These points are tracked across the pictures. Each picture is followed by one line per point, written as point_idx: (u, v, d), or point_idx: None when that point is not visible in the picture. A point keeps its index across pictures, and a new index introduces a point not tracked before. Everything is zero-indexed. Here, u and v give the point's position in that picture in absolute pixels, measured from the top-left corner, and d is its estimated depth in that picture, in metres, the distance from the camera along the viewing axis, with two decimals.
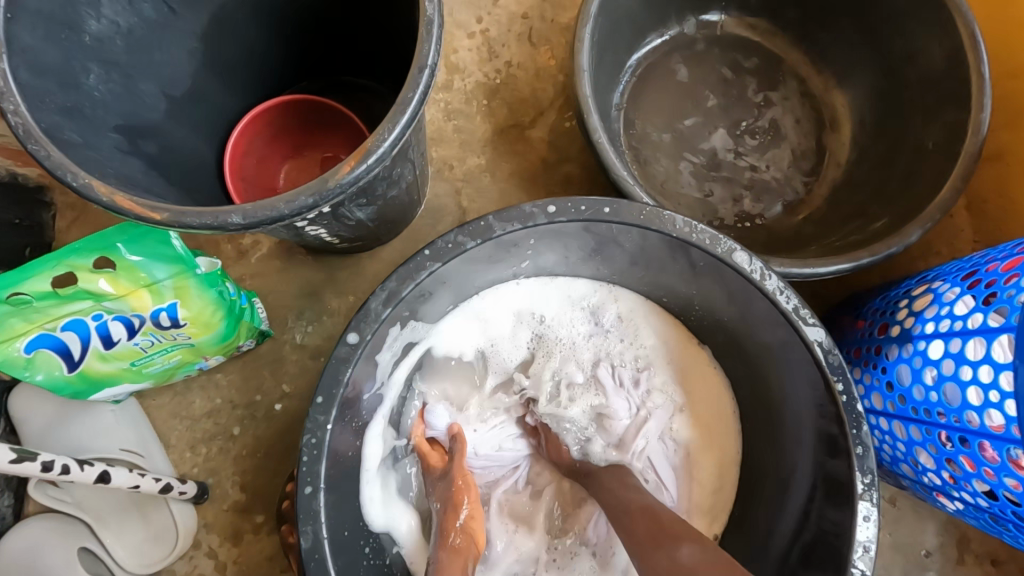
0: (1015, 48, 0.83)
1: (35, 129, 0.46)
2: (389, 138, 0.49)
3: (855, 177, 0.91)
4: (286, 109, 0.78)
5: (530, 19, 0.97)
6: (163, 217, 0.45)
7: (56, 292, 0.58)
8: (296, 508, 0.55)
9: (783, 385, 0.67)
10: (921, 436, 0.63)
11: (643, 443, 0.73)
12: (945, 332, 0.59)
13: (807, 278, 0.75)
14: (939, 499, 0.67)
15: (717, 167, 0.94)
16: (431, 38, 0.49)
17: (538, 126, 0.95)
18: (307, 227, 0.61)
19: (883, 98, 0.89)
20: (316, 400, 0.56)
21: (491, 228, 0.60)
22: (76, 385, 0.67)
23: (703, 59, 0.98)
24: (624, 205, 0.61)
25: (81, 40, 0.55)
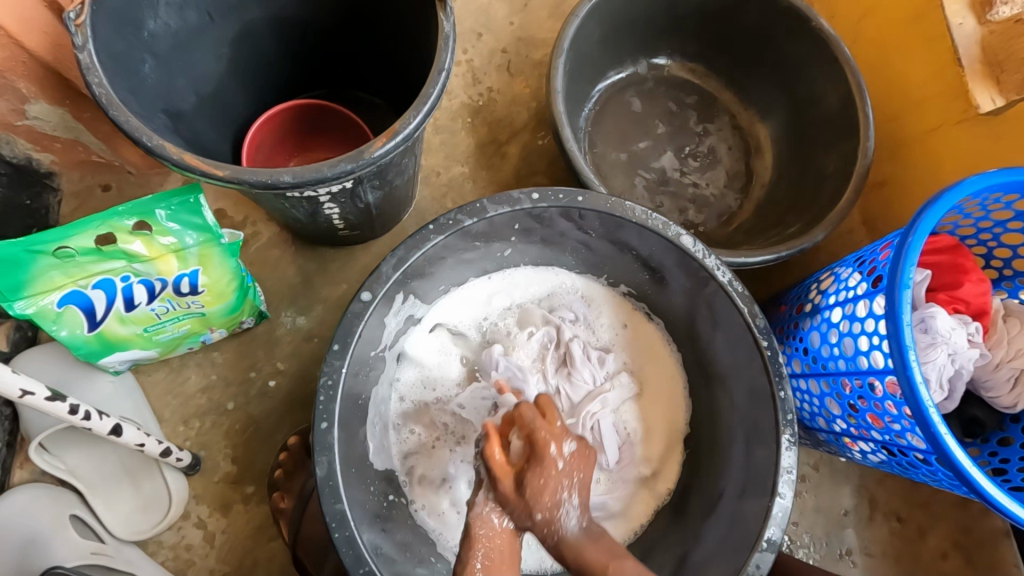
0: (892, 97, 1.05)
1: (114, 98, 0.55)
2: (413, 123, 0.60)
3: (776, 194, 1.09)
4: (299, 112, 0.88)
5: (508, 54, 1.13)
6: (223, 174, 0.55)
7: (97, 249, 0.64)
8: (312, 440, 0.62)
9: (722, 351, 0.81)
10: (829, 388, 0.78)
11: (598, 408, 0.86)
12: (843, 300, 0.75)
13: (740, 267, 0.91)
14: (848, 446, 0.81)
15: (666, 183, 1.11)
16: (448, 49, 0.62)
17: (514, 142, 1.10)
18: (326, 204, 0.71)
19: (795, 132, 1.09)
20: (333, 347, 0.65)
21: (485, 209, 0.72)
22: (92, 345, 0.72)
23: (653, 95, 1.16)
24: (595, 195, 0.75)
25: (140, 34, 0.65)
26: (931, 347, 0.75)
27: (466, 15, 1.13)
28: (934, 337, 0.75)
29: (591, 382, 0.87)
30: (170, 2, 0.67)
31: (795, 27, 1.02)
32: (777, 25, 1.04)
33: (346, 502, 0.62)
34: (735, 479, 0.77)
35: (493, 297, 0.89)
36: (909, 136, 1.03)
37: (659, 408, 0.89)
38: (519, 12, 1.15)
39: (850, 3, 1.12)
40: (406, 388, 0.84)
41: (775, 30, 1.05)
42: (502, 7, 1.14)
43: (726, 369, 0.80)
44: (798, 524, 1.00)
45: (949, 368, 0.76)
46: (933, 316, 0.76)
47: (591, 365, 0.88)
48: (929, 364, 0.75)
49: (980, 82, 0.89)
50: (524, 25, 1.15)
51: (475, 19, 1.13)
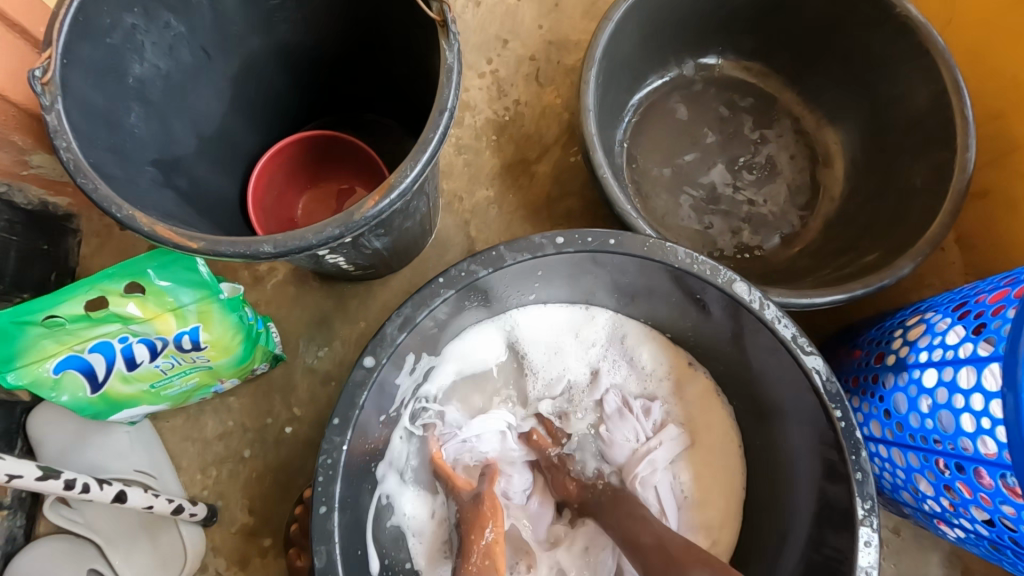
0: (997, 92, 0.87)
1: (84, 164, 0.50)
2: (410, 175, 0.52)
3: (850, 211, 0.94)
4: (308, 144, 0.82)
5: (537, 61, 1.03)
6: (199, 246, 0.49)
7: (88, 315, 0.61)
8: (311, 528, 0.56)
9: (783, 411, 0.69)
10: (920, 463, 0.64)
11: (647, 470, 0.76)
12: (938, 361, 0.62)
13: (805, 308, 0.77)
14: (941, 527, 0.67)
15: (717, 201, 0.98)
16: (451, 84, 0.53)
17: (544, 160, 1.00)
18: (327, 255, 0.64)
19: (874, 137, 0.93)
20: (333, 421, 0.58)
21: (502, 257, 0.63)
22: (98, 406, 0.69)
23: (701, 99, 1.03)
24: (629, 237, 0.64)
25: (125, 81, 0.60)
26: None
27: (491, 21, 1.04)
28: None
29: (634, 436, 0.78)
30: (157, 41, 0.62)
31: (875, 16, 0.86)
32: (852, 13, 0.89)
33: None
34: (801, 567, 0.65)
35: (515, 339, 0.80)
36: (1019, 139, 0.85)
37: (710, 469, 0.78)
38: (549, 13, 1.04)
39: None
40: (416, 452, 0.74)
41: (848, 19, 0.90)
42: (531, 10, 1.04)
43: (792, 434, 0.68)
44: None
45: None
46: None
47: (634, 417, 0.78)
48: None
49: None
50: (555, 28, 1.04)
51: (500, 25, 1.03)
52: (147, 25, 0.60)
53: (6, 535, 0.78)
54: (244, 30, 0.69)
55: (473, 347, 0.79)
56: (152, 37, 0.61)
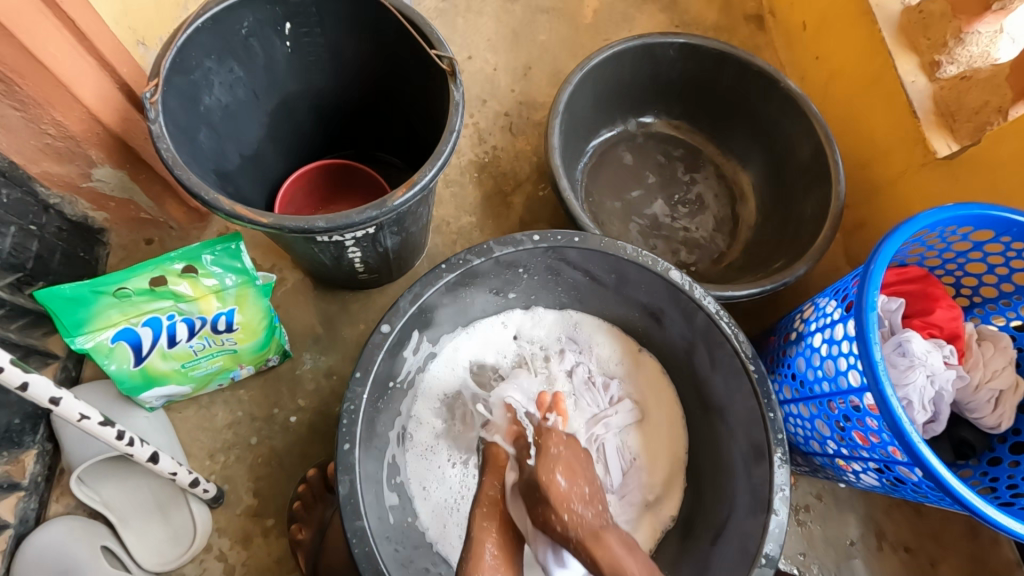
0: (859, 145, 1.16)
1: (179, 160, 0.65)
2: (428, 175, 0.70)
3: (761, 235, 1.18)
4: (325, 170, 0.99)
5: (510, 116, 1.26)
6: (267, 221, 0.64)
7: (150, 290, 0.73)
8: (336, 460, 0.68)
9: (713, 377, 0.86)
10: (818, 410, 0.82)
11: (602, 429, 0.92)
12: (823, 326, 0.82)
13: (727, 301, 0.98)
14: (842, 468, 0.84)
15: (658, 228, 1.20)
16: (458, 113, 0.73)
17: (518, 193, 1.20)
18: (350, 247, 0.80)
19: (775, 178, 1.19)
20: (356, 374, 0.71)
21: (492, 249, 0.80)
22: (136, 379, 0.79)
23: (643, 149, 1.28)
24: (590, 236, 0.83)
25: (198, 109, 0.76)
26: (910, 369, 0.80)
27: (472, 85, 1.27)
28: (911, 359, 0.81)
29: (593, 408, 0.94)
30: (223, 81, 0.80)
31: (765, 88, 1.14)
32: (749, 86, 1.17)
33: (366, 519, 0.67)
34: (734, 499, 0.80)
35: (487, 335, 0.95)
36: (877, 180, 1.12)
37: (660, 437, 0.93)
38: (519, 80, 1.29)
39: (817, 65, 1.25)
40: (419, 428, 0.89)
41: (747, 90, 1.18)
42: (505, 77, 1.29)
43: (722, 392, 0.84)
44: (806, 555, 1.01)
45: (929, 389, 0.81)
46: (908, 339, 0.81)
47: (593, 392, 0.95)
48: (910, 386, 0.80)
49: (935, 130, 1.00)
50: (525, 92, 1.28)
51: (480, 88, 1.27)
52: (218, 69, 0.78)
53: (20, 516, 0.83)
54: (286, 78, 0.88)
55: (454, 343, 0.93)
56: (220, 78, 0.79)
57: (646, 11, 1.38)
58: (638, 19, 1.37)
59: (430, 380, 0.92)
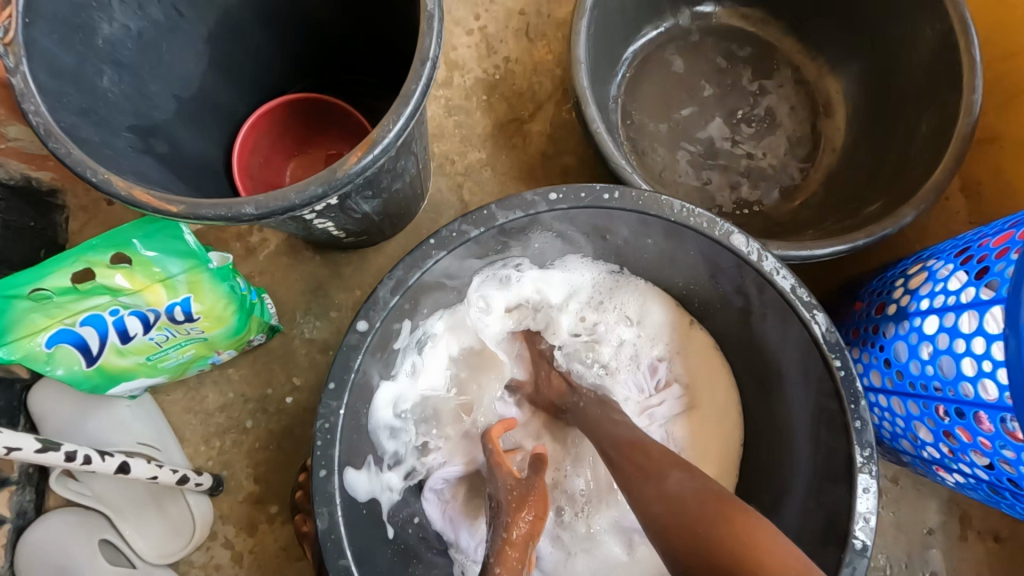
0: (1005, 30, 0.84)
1: (54, 128, 0.48)
2: (394, 129, 0.50)
3: (850, 162, 0.92)
4: (290, 107, 0.79)
5: (527, 15, 0.99)
6: (178, 209, 0.48)
7: (75, 288, 0.61)
8: (311, 490, 0.56)
9: (783, 366, 0.68)
10: (919, 411, 0.64)
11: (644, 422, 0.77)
12: (940, 307, 0.61)
13: (803, 261, 0.76)
14: (939, 473, 0.68)
15: (715, 156, 0.96)
16: (432, 32, 0.51)
17: (537, 119, 0.97)
18: (315, 220, 0.62)
19: (878, 82, 0.90)
20: (328, 386, 0.58)
21: (494, 216, 0.62)
22: (95, 379, 0.69)
23: (698, 50, 0.99)
24: (623, 191, 0.63)
25: (94, 43, 0.58)
26: None
27: None
28: None
29: (635, 392, 0.77)
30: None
31: None
32: None
33: (351, 556, 0.57)
34: (798, 515, 0.65)
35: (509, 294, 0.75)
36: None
37: (710, 427, 0.78)
38: None
39: None
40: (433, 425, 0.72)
41: None
42: None
43: (791, 385, 0.67)
44: (873, 544, 0.88)
45: None
46: None
47: (636, 373, 0.77)
48: None
49: None
50: None
51: None
52: None
53: (16, 509, 0.79)
54: None
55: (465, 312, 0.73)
56: None
57: None
58: None
59: (441, 354, 0.74)
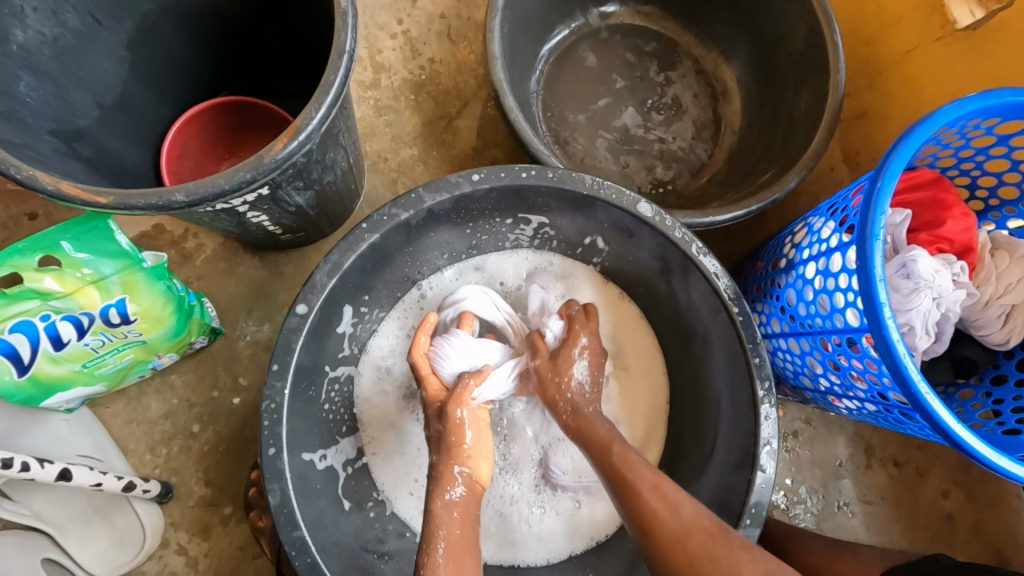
0: (862, 19, 0.97)
1: None
2: (316, 117, 0.54)
3: (747, 140, 1.03)
4: (219, 111, 0.81)
5: (447, 19, 1.04)
6: (108, 200, 0.50)
7: (1, 293, 0.60)
8: (261, 469, 0.59)
9: (697, 319, 0.75)
10: (810, 346, 0.73)
11: None
12: (816, 254, 0.70)
13: (708, 227, 0.85)
14: (834, 402, 0.78)
15: (630, 142, 1.04)
16: (347, 27, 0.55)
17: (464, 116, 1.02)
18: (249, 213, 0.65)
19: (763, 69, 1.01)
20: (272, 367, 0.60)
21: (422, 199, 0.66)
22: (28, 390, 0.69)
23: (608, 46, 1.08)
24: (541, 168, 0.68)
25: (8, 49, 0.58)
26: (914, 293, 0.71)
27: None
28: (916, 282, 0.71)
29: None
30: (38, 7, 0.61)
31: None
32: None
33: (305, 528, 0.59)
34: (717, 451, 0.73)
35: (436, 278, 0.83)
36: (884, 61, 0.95)
37: (640, 387, 0.85)
38: None
39: None
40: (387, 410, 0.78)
41: None
42: None
43: (704, 336, 0.75)
44: (794, 480, 0.97)
45: (934, 312, 0.72)
46: (915, 259, 0.71)
47: None
48: (912, 311, 0.71)
49: None
50: None
51: None
52: None
53: None
54: None
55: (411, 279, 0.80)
56: (31, 2, 0.60)
57: None
58: None
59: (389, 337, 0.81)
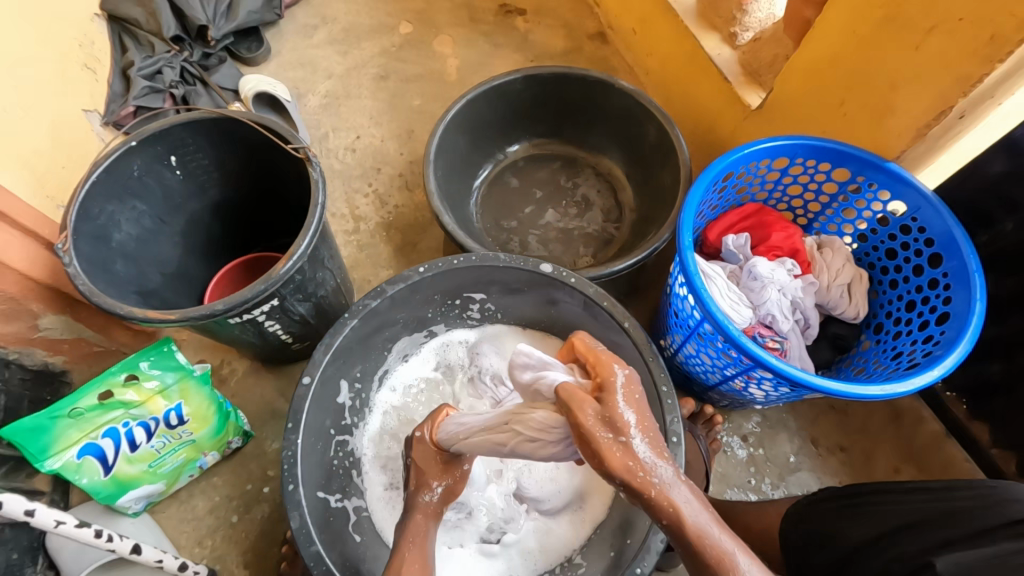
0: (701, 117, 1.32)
1: (94, 289, 0.81)
2: (303, 244, 0.84)
3: (642, 214, 1.33)
4: (243, 267, 1.11)
5: (404, 176, 1.42)
6: (175, 316, 0.79)
7: (99, 404, 0.85)
8: (284, 501, 0.78)
9: (610, 342, 0.97)
10: (698, 345, 0.94)
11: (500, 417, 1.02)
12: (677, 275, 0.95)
13: (610, 276, 1.09)
14: (740, 389, 0.96)
15: (554, 233, 1.35)
16: (319, 189, 0.88)
17: (425, 239, 1.35)
18: (266, 322, 0.93)
19: (638, 163, 1.35)
20: (288, 425, 0.82)
21: (385, 290, 0.93)
22: (110, 488, 0.90)
23: (525, 170, 1.44)
24: (466, 255, 0.96)
25: (110, 247, 0.91)
26: (763, 289, 0.94)
27: (365, 159, 1.43)
28: (762, 281, 0.94)
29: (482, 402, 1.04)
30: (129, 218, 0.95)
31: (606, 90, 1.29)
32: (590, 94, 1.32)
33: (319, 544, 0.77)
34: None
35: (409, 354, 1.09)
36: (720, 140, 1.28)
37: None
38: (406, 143, 1.45)
39: (653, 61, 1.44)
40: (377, 457, 1.00)
41: (591, 99, 1.33)
42: (393, 144, 1.45)
43: (618, 353, 0.96)
44: (753, 480, 1.09)
45: (784, 300, 0.94)
46: (755, 265, 0.95)
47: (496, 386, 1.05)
48: (766, 303, 0.94)
49: (746, 89, 1.17)
50: (412, 152, 1.45)
51: (372, 160, 1.43)
52: (121, 209, 0.93)
53: None
54: (186, 199, 1.03)
55: (396, 359, 1.07)
56: (125, 216, 0.94)
57: (502, 54, 1.57)
58: (496, 62, 1.55)
59: (381, 406, 1.04)
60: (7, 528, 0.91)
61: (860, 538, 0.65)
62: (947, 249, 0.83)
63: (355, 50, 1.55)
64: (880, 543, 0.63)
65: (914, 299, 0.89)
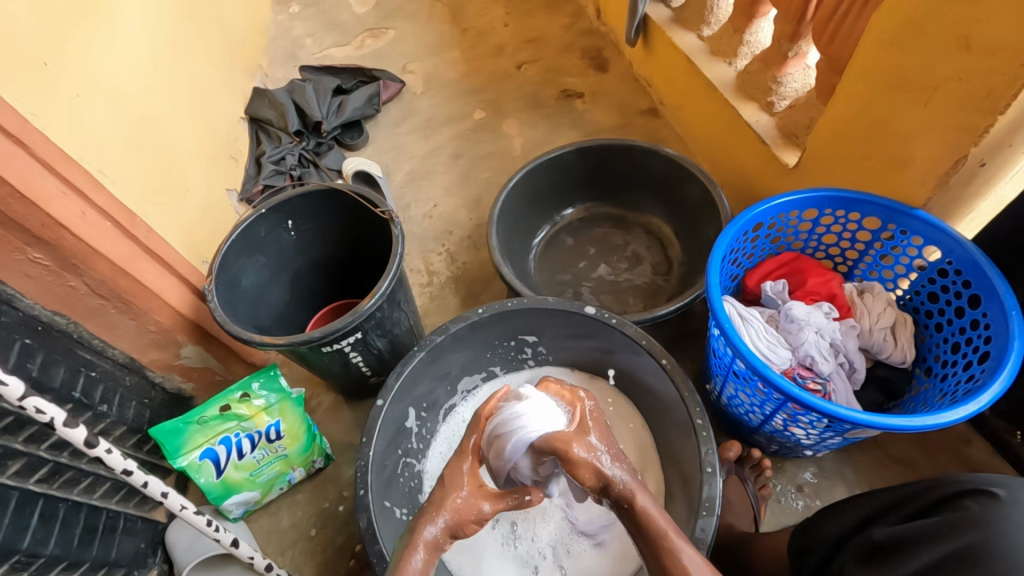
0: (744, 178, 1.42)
1: (226, 320, 1.04)
2: (384, 286, 1.02)
3: (689, 268, 1.41)
4: (334, 311, 1.31)
5: (472, 237, 1.62)
6: (282, 340, 1.00)
7: (219, 415, 1.05)
8: (355, 504, 0.91)
9: (651, 380, 1.04)
10: (736, 384, 0.99)
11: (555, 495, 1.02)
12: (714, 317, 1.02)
13: (654, 320, 1.16)
14: (786, 429, 0.97)
15: (605, 286, 1.46)
16: (399, 242, 1.07)
17: (489, 292, 1.51)
18: (351, 353, 1.11)
19: (686, 220, 1.45)
20: (363, 439, 0.97)
21: (448, 327, 1.07)
22: (218, 490, 1.09)
23: (580, 230, 1.58)
24: (519, 298, 1.09)
25: (237, 292, 1.15)
26: (800, 330, 0.97)
27: (440, 223, 1.66)
28: (798, 323, 0.98)
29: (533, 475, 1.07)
30: (254, 269, 1.19)
31: (652, 157, 1.43)
32: (638, 161, 1.47)
33: (382, 544, 0.88)
34: (689, 476, 0.94)
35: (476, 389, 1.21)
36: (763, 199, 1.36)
37: (628, 441, 1.12)
38: (475, 210, 1.67)
39: (698, 130, 1.57)
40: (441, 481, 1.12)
41: (638, 165, 1.48)
42: (463, 210, 1.67)
43: (659, 391, 1.02)
44: None
45: (823, 341, 0.96)
46: (791, 308, 1.00)
47: None
48: (805, 344, 0.96)
49: (784, 150, 1.26)
50: (480, 216, 1.65)
51: (446, 223, 1.65)
52: (249, 262, 1.18)
53: None
54: (297, 255, 1.27)
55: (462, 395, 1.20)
56: (251, 268, 1.19)
57: (562, 132, 1.78)
58: (556, 139, 1.77)
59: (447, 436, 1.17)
60: (139, 521, 1.10)
61: (837, 533, 0.71)
62: (984, 291, 0.86)
63: (436, 135, 1.84)
64: (853, 535, 0.69)
65: (958, 341, 0.91)
